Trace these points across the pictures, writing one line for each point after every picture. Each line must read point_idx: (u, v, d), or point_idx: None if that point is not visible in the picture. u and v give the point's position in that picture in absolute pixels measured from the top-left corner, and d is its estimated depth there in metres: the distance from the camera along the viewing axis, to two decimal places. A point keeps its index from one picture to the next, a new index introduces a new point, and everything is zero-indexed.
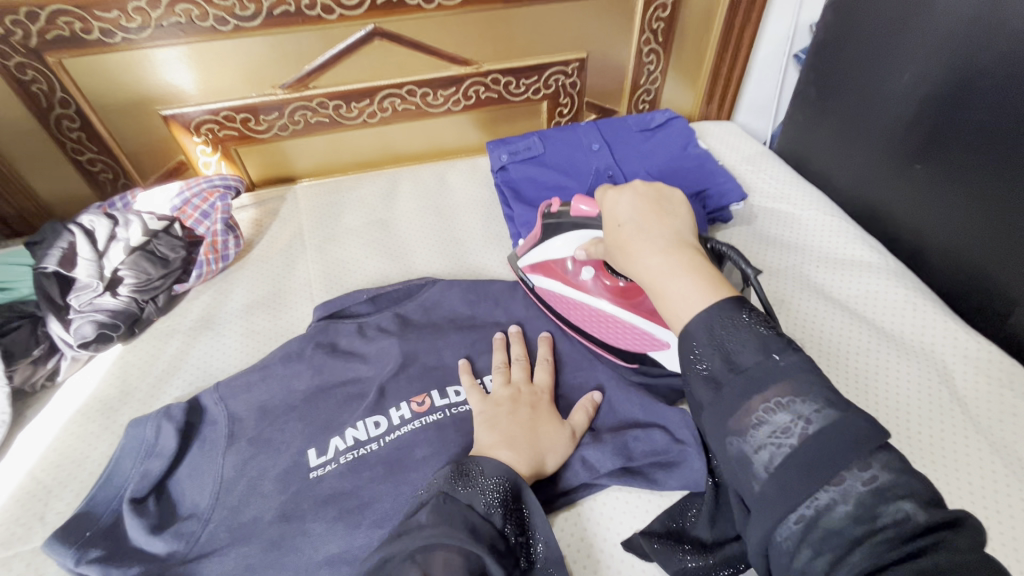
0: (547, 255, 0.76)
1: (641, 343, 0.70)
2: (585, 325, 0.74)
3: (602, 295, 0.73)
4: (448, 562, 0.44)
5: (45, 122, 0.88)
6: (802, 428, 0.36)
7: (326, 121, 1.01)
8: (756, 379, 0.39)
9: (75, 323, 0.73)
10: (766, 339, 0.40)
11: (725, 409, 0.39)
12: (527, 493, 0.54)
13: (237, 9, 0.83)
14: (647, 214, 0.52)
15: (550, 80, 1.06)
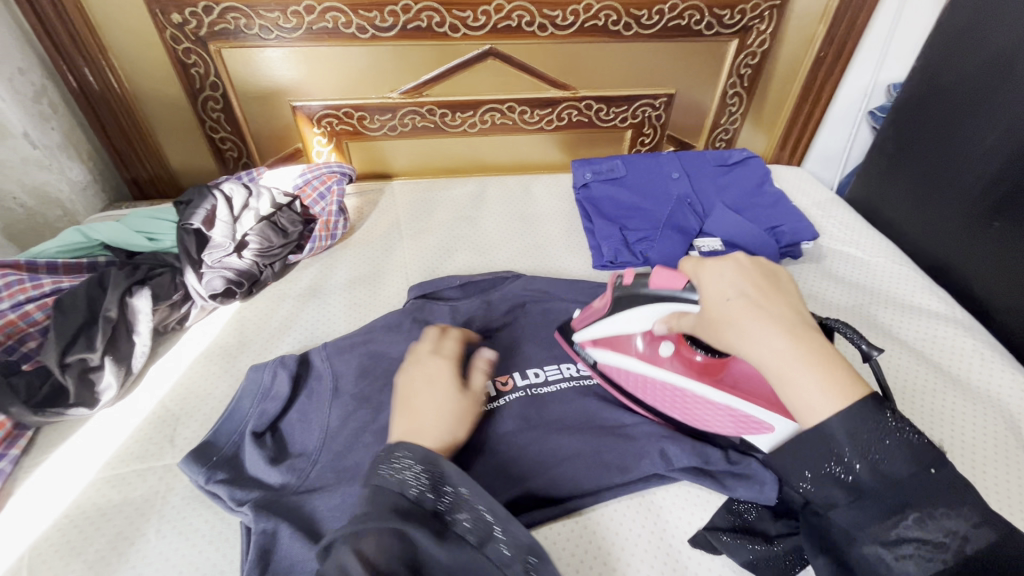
0: (613, 332, 0.71)
1: (740, 427, 0.63)
2: (687, 412, 0.67)
3: (686, 376, 0.66)
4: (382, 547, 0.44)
5: (194, 100, 1.00)
6: (954, 540, 0.41)
7: (431, 127, 1.10)
8: (899, 491, 0.43)
9: (207, 276, 0.81)
10: (920, 450, 0.43)
11: (866, 519, 0.44)
12: (456, 470, 0.51)
13: (377, 20, 0.94)
14: (761, 288, 0.51)
15: (638, 111, 1.14)
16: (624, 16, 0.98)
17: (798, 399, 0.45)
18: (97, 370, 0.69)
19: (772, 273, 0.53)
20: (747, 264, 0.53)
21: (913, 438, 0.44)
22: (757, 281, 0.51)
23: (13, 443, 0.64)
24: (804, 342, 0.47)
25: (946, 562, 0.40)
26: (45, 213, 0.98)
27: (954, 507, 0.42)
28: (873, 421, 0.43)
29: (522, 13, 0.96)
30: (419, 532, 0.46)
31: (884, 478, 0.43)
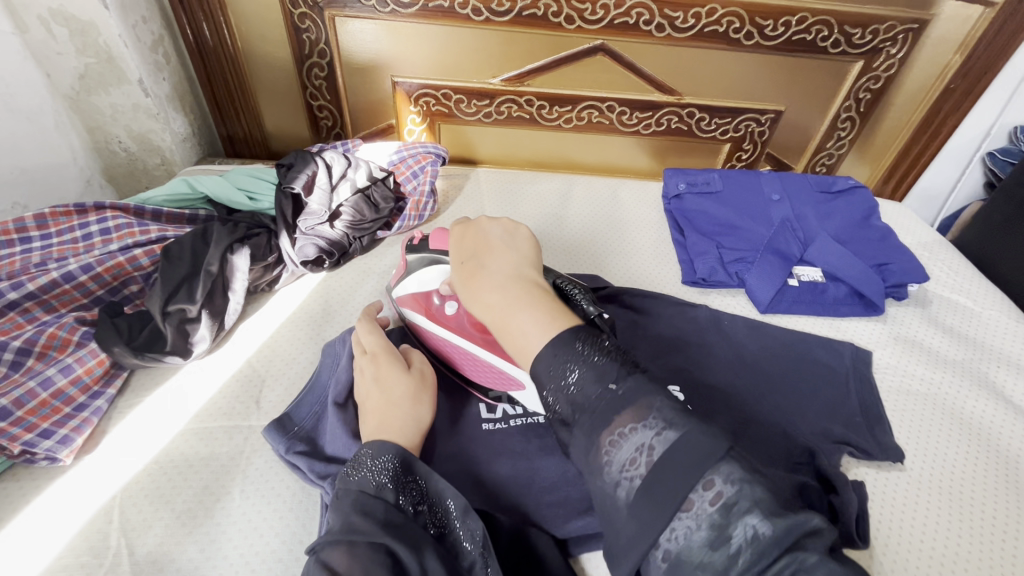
0: (416, 290, 0.72)
1: (498, 381, 0.65)
2: (469, 371, 0.68)
3: (464, 333, 0.67)
4: (375, 562, 0.44)
5: (300, 66, 1.01)
6: (642, 455, 0.39)
7: (526, 117, 1.08)
8: (589, 415, 0.41)
9: (300, 242, 0.81)
10: (600, 371, 0.43)
11: (580, 447, 0.42)
12: (419, 464, 0.53)
13: (494, 4, 0.91)
14: (494, 249, 0.55)
15: (741, 124, 1.09)
16: (748, 24, 0.94)
17: (521, 346, 0.47)
18: (194, 321, 0.70)
19: (510, 233, 0.58)
20: (490, 223, 0.59)
21: (595, 359, 0.43)
22: (499, 247, 0.56)
23: (110, 381, 0.65)
24: (538, 303, 0.49)
25: (639, 478, 0.38)
26: (144, 159, 1.02)
27: (640, 417, 0.40)
28: (562, 349, 0.44)
29: (641, 11, 0.92)
30: (398, 534, 0.47)
31: (581, 401, 0.42)
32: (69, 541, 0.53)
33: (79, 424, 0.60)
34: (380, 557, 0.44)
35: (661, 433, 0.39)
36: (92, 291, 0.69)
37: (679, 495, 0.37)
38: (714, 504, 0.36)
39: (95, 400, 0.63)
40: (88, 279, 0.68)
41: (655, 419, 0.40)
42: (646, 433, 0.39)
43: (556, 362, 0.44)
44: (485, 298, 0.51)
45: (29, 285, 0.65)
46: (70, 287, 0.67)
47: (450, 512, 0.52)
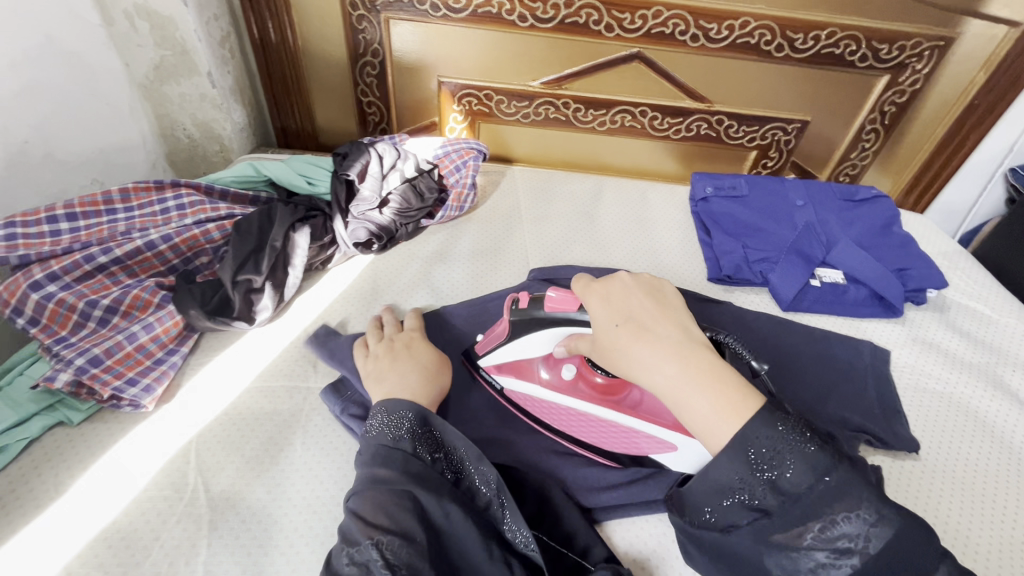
0: (518, 357, 0.69)
1: (641, 447, 0.65)
2: (596, 436, 0.67)
3: (587, 399, 0.67)
4: (397, 505, 0.50)
5: (354, 64, 1.08)
6: (857, 546, 0.43)
7: (562, 119, 1.14)
8: (798, 507, 0.44)
9: (352, 226, 0.88)
10: (811, 461, 0.45)
11: (772, 531, 0.45)
12: (433, 417, 0.58)
13: (539, 11, 0.97)
14: (652, 311, 0.53)
15: (768, 133, 1.14)
16: (779, 37, 0.99)
17: (706, 429, 0.47)
18: (258, 291, 0.76)
19: (654, 287, 0.55)
20: (631, 278, 0.56)
21: (805, 449, 0.45)
22: (649, 305, 0.53)
23: (183, 341, 0.72)
24: (716, 381, 0.48)
25: (853, 566, 0.43)
26: (205, 146, 1.09)
27: (851, 507, 0.43)
28: (758, 440, 0.45)
29: (677, 22, 0.97)
30: (418, 479, 0.52)
31: (787, 493, 0.45)
32: (152, 476, 0.59)
33: (158, 376, 0.67)
34: (401, 500, 0.50)
35: (875, 526, 0.43)
36: (169, 260, 0.76)
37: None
38: None
39: (171, 356, 0.69)
40: (166, 248, 0.75)
41: (872, 513, 0.43)
42: (864, 527, 0.43)
43: (770, 455, 0.45)
44: (648, 365, 0.49)
45: (116, 250, 0.72)
46: (150, 255, 0.74)
47: (467, 457, 0.57)
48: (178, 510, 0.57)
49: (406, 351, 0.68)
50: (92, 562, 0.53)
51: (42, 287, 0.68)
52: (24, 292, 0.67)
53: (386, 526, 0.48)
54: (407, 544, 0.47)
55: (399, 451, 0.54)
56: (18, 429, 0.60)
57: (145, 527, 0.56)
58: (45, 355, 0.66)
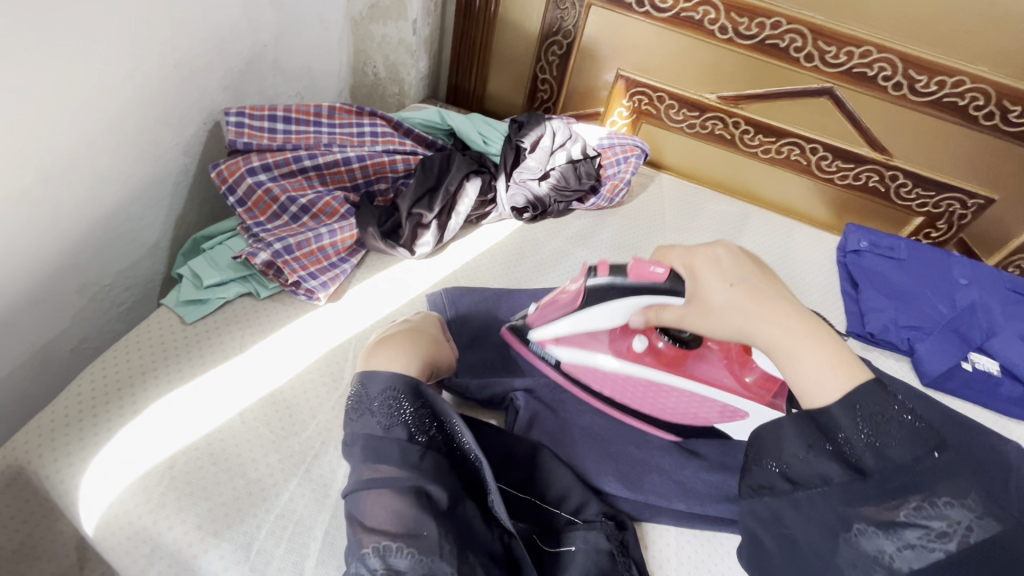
0: (584, 326, 0.67)
1: (711, 414, 0.67)
2: (666, 410, 0.68)
3: (653, 369, 0.68)
4: (392, 505, 0.49)
5: (543, 41, 1.12)
6: (956, 532, 0.40)
7: (727, 138, 1.12)
8: (900, 475, 0.42)
9: (513, 190, 0.91)
10: (921, 436, 0.43)
11: (863, 495, 0.43)
12: (426, 389, 0.55)
13: (742, 27, 0.98)
14: (754, 275, 0.53)
15: (942, 203, 1.07)
16: (992, 105, 0.93)
17: (812, 387, 0.46)
18: (424, 228, 0.82)
19: (745, 255, 0.56)
20: (728, 247, 0.56)
21: (912, 422, 0.43)
22: (749, 271, 0.53)
23: (353, 254, 0.78)
24: (827, 343, 0.47)
25: (944, 552, 0.39)
26: (386, 86, 1.17)
27: (957, 494, 0.40)
28: (875, 403, 0.44)
29: (884, 66, 0.94)
30: (421, 471, 0.51)
31: (894, 462, 0.42)
32: (314, 363, 0.65)
33: (331, 276, 0.73)
34: (408, 497, 0.49)
35: (981, 520, 0.40)
36: (356, 179, 0.83)
37: None
38: None
39: (343, 263, 0.75)
40: (357, 167, 0.82)
41: (970, 499, 0.40)
42: (960, 511, 0.40)
43: (881, 420, 0.43)
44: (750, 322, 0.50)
45: (320, 158, 0.80)
46: (343, 170, 0.82)
47: (461, 437, 0.54)
48: (333, 397, 0.62)
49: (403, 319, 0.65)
50: (261, 419, 0.59)
51: (256, 174, 0.76)
52: (241, 174, 0.75)
53: (394, 529, 0.48)
54: (415, 545, 0.47)
55: (393, 441, 0.51)
56: (219, 288, 0.68)
57: (305, 403, 0.61)
58: (242, 233, 0.74)
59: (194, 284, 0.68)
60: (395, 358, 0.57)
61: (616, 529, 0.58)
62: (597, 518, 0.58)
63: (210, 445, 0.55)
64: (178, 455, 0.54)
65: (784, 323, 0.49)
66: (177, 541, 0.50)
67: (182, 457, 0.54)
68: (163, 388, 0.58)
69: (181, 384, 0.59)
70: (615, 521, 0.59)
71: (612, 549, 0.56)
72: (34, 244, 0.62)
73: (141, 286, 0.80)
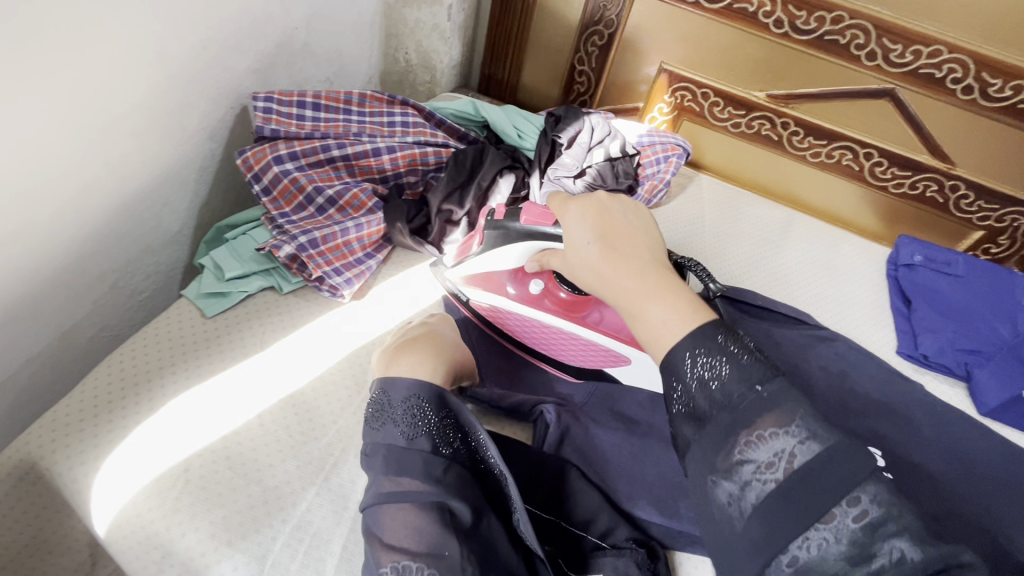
0: (484, 268, 0.68)
1: (602, 359, 0.66)
2: (547, 344, 0.68)
3: (552, 315, 0.66)
4: (415, 523, 0.45)
5: (583, 31, 1.07)
6: (781, 461, 0.37)
7: (773, 139, 1.05)
8: (730, 415, 0.39)
9: (547, 187, 0.85)
10: (747, 369, 0.40)
11: (711, 449, 0.39)
12: (451, 398, 0.51)
13: (800, 21, 0.92)
14: (612, 232, 0.51)
15: (1006, 217, 0.99)
16: None
17: (655, 337, 0.44)
18: (454, 224, 0.78)
19: (629, 211, 0.54)
20: (585, 198, 0.55)
21: (741, 356, 0.40)
22: (614, 225, 0.52)
23: (379, 249, 0.74)
24: (673, 292, 0.45)
25: (775, 484, 0.37)
26: (417, 74, 1.13)
27: (782, 421, 0.38)
28: (713, 339, 0.41)
29: (955, 67, 0.87)
30: (444, 486, 0.47)
31: (724, 400, 0.39)
32: (337, 364, 0.62)
33: (357, 274, 0.70)
34: (431, 514, 0.46)
35: (806, 443, 0.37)
36: (385, 171, 0.80)
37: (819, 505, 0.35)
38: (854, 518, 0.34)
39: (369, 259, 0.72)
40: (387, 159, 0.79)
41: (802, 425, 0.37)
42: (785, 440, 0.37)
43: (726, 368, 0.40)
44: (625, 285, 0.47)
45: (349, 148, 0.77)
46: (373, 161, 0.78)
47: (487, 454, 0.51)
48: (355, 401, 0.59)
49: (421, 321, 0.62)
50: (280, 422, 0.56)
51: (284, 163, 0.73)
52: (268, 162, 0.72)
53: (415, 548, 0.44)
54: (439, 569, 0.44)
55: (417, 453, 0.48)
56: (242, 281, 0.66)
57: (325, 407, 0.58)
58: (267, 224, 0.71)
59: (216, 276, 0.66)
60: (418, 365, 0.54)
61: (648, 558, 0.53)
62: (625, 545, 0.54)
63: (227, 448, 0.53)
64: (194, 458, 0.52)
65: (667, 297, 0.45)
66: (189, 550, 0.47)
67: (198, 460, 0.52)
68: (181, 384, 0.56)
69: (200, 381, 0.57)
70: (644, 548, 0.54)
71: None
72: (55, 228, 0.60)
73: (164, 273, 0.78)
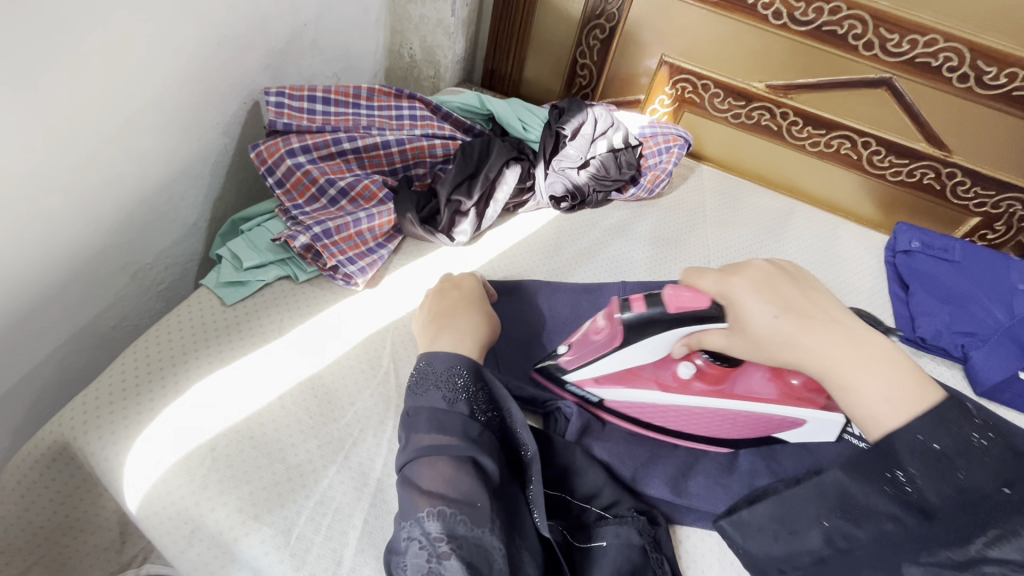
0: (612, 366, 0.61)
1: (773, 427, 0.62)
2: (671, 422, 0.62)
3: (703, 397, 0.60)
4: (450, 474, 0.47)
5: (585, 24, 1.08)
6: None
7: (773, 129, 1.07)
8: None
9: (551, 179, 0.89)
10: None
11: None
12: (489, 373, 0.55)
13: (798, 12, 0.93)
14: (798, 316, 0.50)
15: (1001, 202, 1.01)
16: None
17: (871, 416, 0.46)
18: (463, 215, 0.80)
19: (781, 270, 0.53)
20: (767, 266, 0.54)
21: None
22: (795, 301, 0.51)
23: (391, 239, 0.76)
24: (891, 366, 0.47)
25: None
26: (422, 69, 1.15)
27: None
28: None
29: (950, 55, 0.89)
30: (479, 446, 0.49)
31: (957, 496, 0.41)
32: (353, 350, 0.64)
33: (370, 262, 0.72)
34: (464, 468, 0.48)
35: None
36: (394, 163, 0.82)
37: None
38: None
39: (380, 249, 0.74)
40: (396, 151, 0.81)
41: None
42: None
43: None
44: (812, 349, 0.48)
45: (359, 141, 0.78)
46: (383, 153, 0.80)
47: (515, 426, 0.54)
48: (371, 384, 0.62)
49: (456, 301, 0.64)
50: (301, 405, 0.58)
51: (296, 155, 0.75)
52: (280, 156, 0.74)
53: (450, 495, 0.46)
54: (470, 517, 0.46)
55: (457, 415, 0.50)
56: (259, 270, 0.68)
57: (343, 389, 0.61)
58: (282, 216, 0.73)
59: (234, 266, 0.68)
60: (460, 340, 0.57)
61: (649, 524, 0.56)
62: (628, 515, 0.56)
63: (251, 429, 0.55)
64: (220, 438, 0.54)
65: (834, 349, 0.48)
66: (219, 523, 0.50)
67: (224, 440, 0.54)
68: (204, 369, 0.58)
69: (223, 365, 0.59)
70: (647, 516, 0.57)
71: (644, 544, 0.54)
72: (80, 222, 0.62)
73: (179, 265, 0.81)
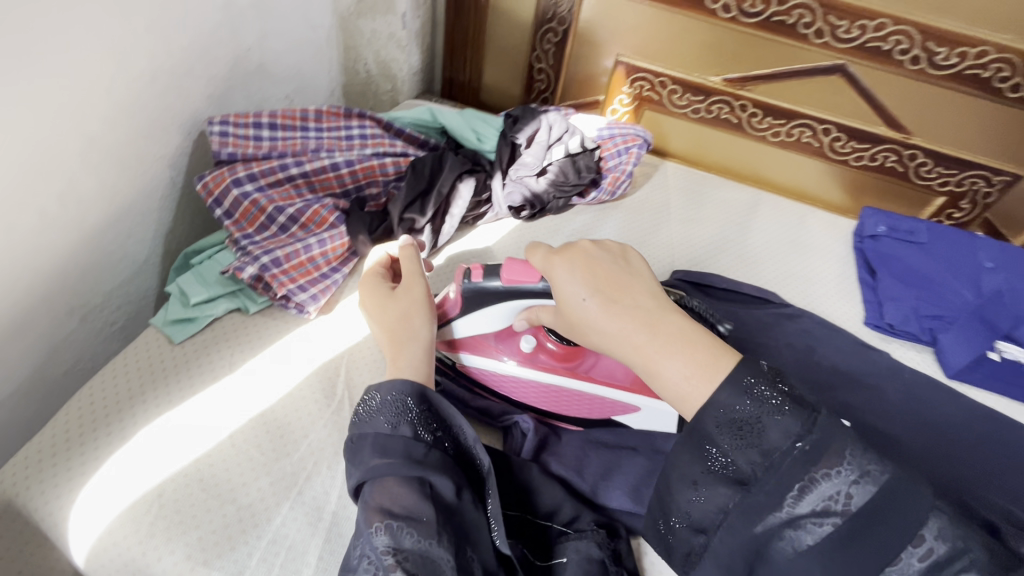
0: (473, 332, 0.66)
1: (607, 410, 0.64)
2: (530, 397, 0.67)
3: (545, 369, 0.65)
4: (399, 496, 0.46)
5: (537, 28, 1.07)
6: (838, 504, 0.40)
7: (733, 122, 1.07)
8: (777, 474, 0.41)
9: (509, 189, 0.88)
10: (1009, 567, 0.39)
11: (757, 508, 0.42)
12: (435, 396, 0.53)
13: (747, 4, 0.93)
14: (611, 288, 0.50)
15: (965, 180, 1.01)
16: (1019, 76, 0.88)
17: (683, 398, 0.45)
18: (418, 232, 0.79)
19: (617, 255, 0.53)
20: (597, 249, 0.53)
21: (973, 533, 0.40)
22: (615, 281, 0.51)
23: (346, 262, 0.75)
24: (689, 347, 0.47)
25: (834, 526, 0.40)
26: (378, 83, 1.14)
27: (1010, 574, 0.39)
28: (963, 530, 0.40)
29: (901, 38, 0.89)
30: (426, 466, 0.48)
31: (766, 461, 0.42)
32: (306, 379, 0.63)
33: (322, 288, 0.71)
34: (413, 488, 0.47)
35: (860, 486, 0.40)
36: (345, 184, 0.81)
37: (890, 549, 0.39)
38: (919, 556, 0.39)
39: (334, 274, 0.73)
40: (346, 172, 0.80)
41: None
42: None
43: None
44: (613, 333, 0.48)
45: (307, 165, 0.78)
46: (332, 175, 0.79)
47: (467, 442, 0.53)
48: (325, 413, 0.61)
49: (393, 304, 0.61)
50: (251, 441, 0.57)
51: (242, 184, 0.74)
52: (226, 186, 0.73)
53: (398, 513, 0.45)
54: (420, 533, 0.45)
55: (400, 438, 0.48)
56: (207, 305, 0.67)
57: (296, 422, 0.60)
58: (231, 247, 0.72)
59: (182, 302, 0.67)
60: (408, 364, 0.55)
61: (608, 536, 0.55)
62: (588, 529, 0.55)
63: (199, 470, 0.54)
64: (167, 482, 0.53)
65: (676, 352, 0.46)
66: (168, 571, 0.49)
67: (171, 484, 0.53)
68: (150, 412, 0.57)
69: (169, 407, 0.58)
70: (607, 529, 0.56)
71: (604, 557, 0.54)
72: (19, 270, 0.61)
73: (134, 302, 0.79)
